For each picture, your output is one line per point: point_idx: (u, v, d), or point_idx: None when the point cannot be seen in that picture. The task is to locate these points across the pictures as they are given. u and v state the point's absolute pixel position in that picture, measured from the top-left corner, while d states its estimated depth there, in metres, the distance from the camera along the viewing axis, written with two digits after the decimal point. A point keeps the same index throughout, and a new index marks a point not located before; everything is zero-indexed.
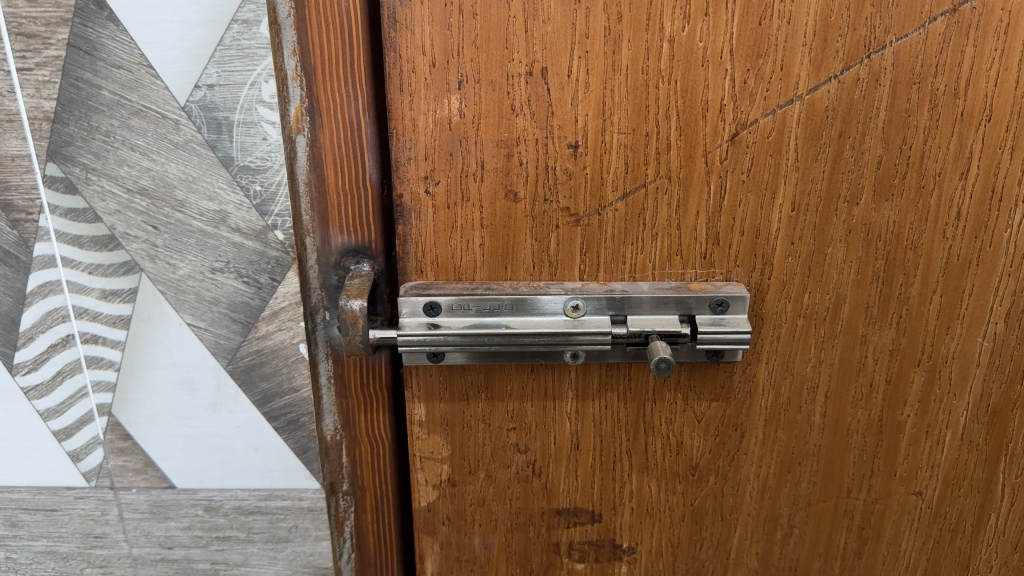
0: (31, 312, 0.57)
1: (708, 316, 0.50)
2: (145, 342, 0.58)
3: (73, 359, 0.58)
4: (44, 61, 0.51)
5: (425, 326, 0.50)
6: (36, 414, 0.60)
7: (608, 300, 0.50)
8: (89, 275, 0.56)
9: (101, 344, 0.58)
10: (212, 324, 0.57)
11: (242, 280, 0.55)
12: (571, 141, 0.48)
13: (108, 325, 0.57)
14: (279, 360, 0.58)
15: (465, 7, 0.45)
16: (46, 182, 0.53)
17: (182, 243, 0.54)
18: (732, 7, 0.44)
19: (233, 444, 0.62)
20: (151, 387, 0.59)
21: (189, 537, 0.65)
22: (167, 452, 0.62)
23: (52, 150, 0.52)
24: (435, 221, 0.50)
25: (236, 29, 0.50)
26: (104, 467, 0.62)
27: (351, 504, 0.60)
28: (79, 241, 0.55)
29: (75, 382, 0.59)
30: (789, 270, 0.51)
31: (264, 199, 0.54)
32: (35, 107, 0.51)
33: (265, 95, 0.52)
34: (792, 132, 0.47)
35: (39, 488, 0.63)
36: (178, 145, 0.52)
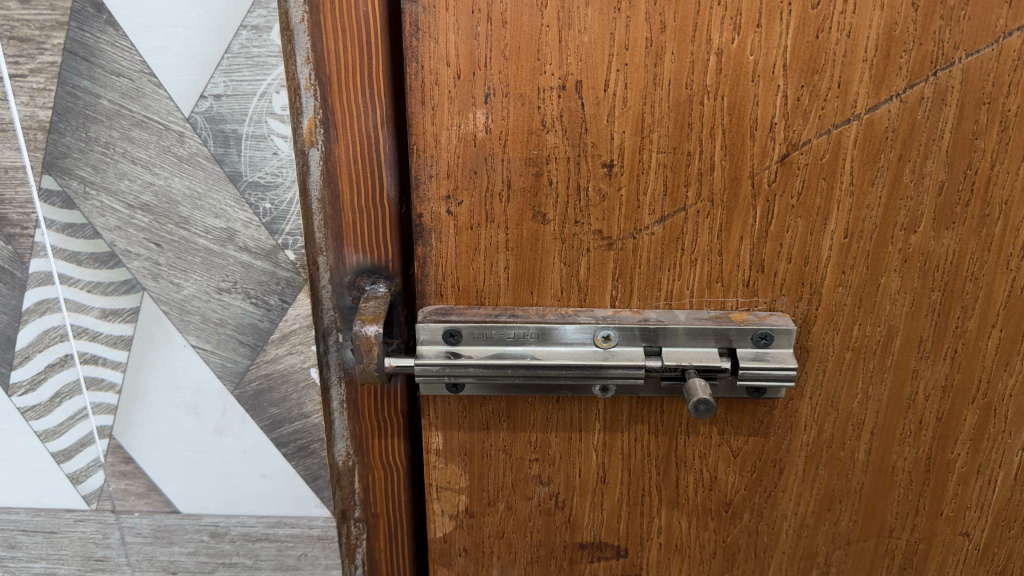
0: (27, 328, 0.50)
1: (750, 350, 0.47)
2: (146, 365, 0.51)
3: (71, 380, 0.52)
4: (38, 67, 0.44)
5: (446, 355, 0.47)
6: (35, 435, 0.54)
7: (641, 331, 0.47)
8: (87, 294, 0.49)
9: (101, 365, 0.51)
10: (218, 347, 0.50)
11: (251, 302, 0.49)
12: (606, 160, 0.44)
13: (108, 346, 0.51)
14: (288, 385, 0.52)
15: (494, 15, 0.41)
16: (41, 197, 0.46)
17: (186, 262, 0.48)
18: (788, 18, 0.40)
19: (240, 469, 0.55)
20: (152, 410, 0.53)
21: (195, 562, 0.59)
22: (170, 476, 0.56)
23: (48, 162, 0.45)
24: (457, 243, 0.47)
25: (246, 34, 0.43)
26: (105, 490, 0.56)
27: (363, 531, 0.57)
28: (77, 258, 0.48)
29: (73, 405, 0.53)
30: (838, 301, 0.47)
31: (276, 219, 0.47)
32: (29, 116, 0.45)
33: (277, 107, 0.44)
34: (847, 154, 0.43)
35: (36, 509, 0.57)
36: (182, 159, 0.45)
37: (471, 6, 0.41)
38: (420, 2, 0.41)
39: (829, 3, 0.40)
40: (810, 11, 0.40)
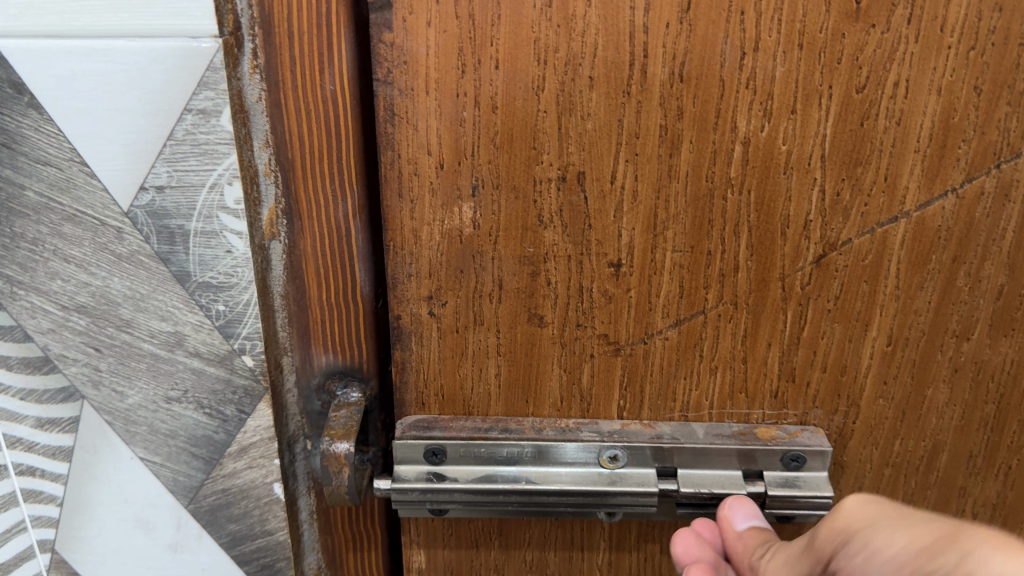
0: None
1: (779, 473, 0.41)
2: (89, 475, 0.44)
3: (6, 492, 0.45)
4: None
5: (427, 477, 0.41)
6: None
7: (652, 451, 0.41)
8: (21, 402, 0.42)
9: (39, 478, 0.44)
10: (168, 460, 0.43)
11: (205, 412, 0.42)
12: (612, 259, 0.38)
13: (46, 457, 0.44)
14: (249, 501, 0.45)
15: (483, 100, 0.35)
16: None
17: (130, 368, 0.41)
18: (827, 103, 0.34)
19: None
20: (96, 525, 0.45)
21: None
22: None
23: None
24: (441, 347, 0.41)
25: (191, 119, 0.36)
26: None
27: None
28: (5, 362, 0.41)
29: (9, 518, 0.46)
30: (878, 414, 0.41)
31: (231, 323, 0.40)
32: None
33: (231, 201, 0.38)
34: (893, 255, 0.37)
35: None
36: (122, 257, 0.39)
37: (455, 89, 0.35)
38: (396, 84, 0.35)
39: (877, 87, 0.34)
40: (854, 95, 0.34)
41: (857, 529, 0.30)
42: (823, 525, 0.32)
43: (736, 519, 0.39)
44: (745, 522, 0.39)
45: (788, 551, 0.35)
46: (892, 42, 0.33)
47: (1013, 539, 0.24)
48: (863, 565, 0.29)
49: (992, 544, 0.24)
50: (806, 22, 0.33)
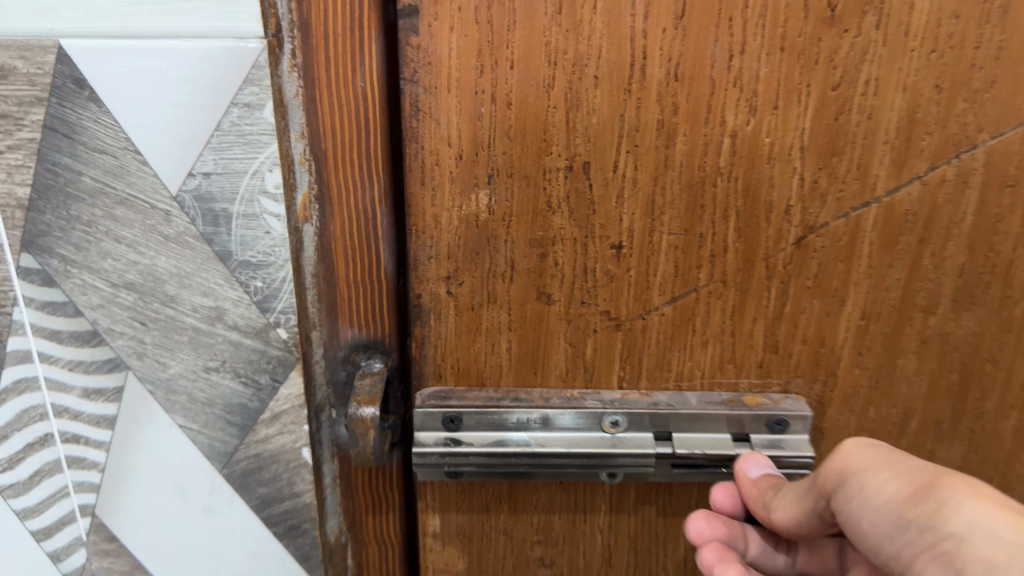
0: (4, 408, 0.46)
1: (764, 435, 0.44)
2: (129, 443, 0.47)
3: (51, 459, 0.48)
4: (16, 144, 0.40)
5: (444, 442, 0.44)
6: (10, 515, 0.49)
7: (650, 416, 0.44)
8: (70, 372, 0.46)
9: (83, 445, 0.47)
10: (205, 426, 0.47)
11: (240, 381, 0.47)
12: (614, 241, 0.41)
13: (91, 425, 0.47)
14: (279, 465, 0.49)
15: (499, 96, 0.37)
16: (19, 275, 0.43)
17: (173, 340, 0.45)
18: (806, 100, 0.37)
19: (226, 549, 0.50)
20: (133, 489, 0.48)
21: None
22: (152, 559, 0.50)
23: (26, 240, 0.42)
24: (456, 325, 0.43)
25: (236, 112, 0.40)
26: (88, 569, 0.51)
27: None
28: (58, 335, 0.45)
29: (53, 483, 0.48)
30: (855, 381, 0.44)
31: (268, 298, 0.45)
32: (7, 193, 0.41)
33: (271, 186, 0.42)
34: (866, 236, 0.40)
35: None
36: (168, 239, 0.43)
37: (474, 87, 0.37)
38: (420, 82, 0.37)
39: (850, 85, 0.37)
40: (829, 93, 0.37)
41: (852, 470, 0.34)
42: (826, 466, 0.35)
43: (749, 469, 0.42)
44: (758, 471, 0.42)
45: (798, 489, 0.39)
46: (864, 44, 0.36)
47: (982, 490, 0.29)
48: (858, 509, 0.33)
49: (966, 496, 0.29)
50: (787, 28, 0.36)
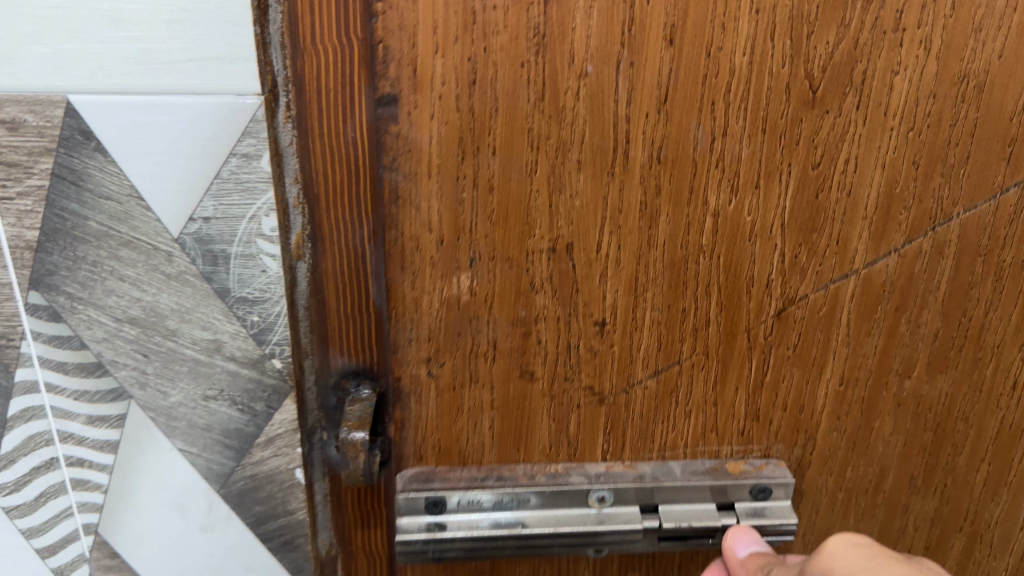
0: (12, 434, 0.48)
1: (747, 503, 0.43)
2: (131, 466, 0.49)
3: (56, 482, 0.49)
4: (26, 190, 0.42)
5: (429, 528, 0.41)
6: (19, 533, 0.50)
7: (636, 490, 0.42)
8: (74, 401, 0.47)
9: (87, 468, 0.49)
10: (204, 450, 0.49)
11: (236, 408, 0.48)
12: (597, 318, 0.38)
13: (94, 449, 0.48)
14: (273, 485, 0.50)
15: (480, 180, 0.35)
16: (28, 310, 0.44)
17: (173, 370, 0.47)
18: (787, 178, 0.36)
19: (224, 564, 0.52)
20: (135, 509, 0.50)
21: None
22: (156, 570, 0.52)
23: (36, 280, 0.44)
24: (437, 404, 0.40)
25: (235, 162, 0.42)
26: None
27: None
28: (63, 367, 0.46)
29: (57, 504, 0.50)
30: (832, 444, 0.43)
31: (263, 331, 0.47)
32: (17, 237, 0.43)
33: (267, 228, 0.44)
34: (844, 307, 0.40)
35: None
36: (170, 277, 0.44)
37: (455, 172, 0.34)
38: (398, 170, 0.34)
39: (830, 163, 0.36)
40: (810, 170, 0.36)
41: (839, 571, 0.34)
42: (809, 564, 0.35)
43: (737, 548, 0.41)
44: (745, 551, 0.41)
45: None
46: (844, 125, 0.36)
47: None
48: None
49: None
50: (770, 109, 0.35)
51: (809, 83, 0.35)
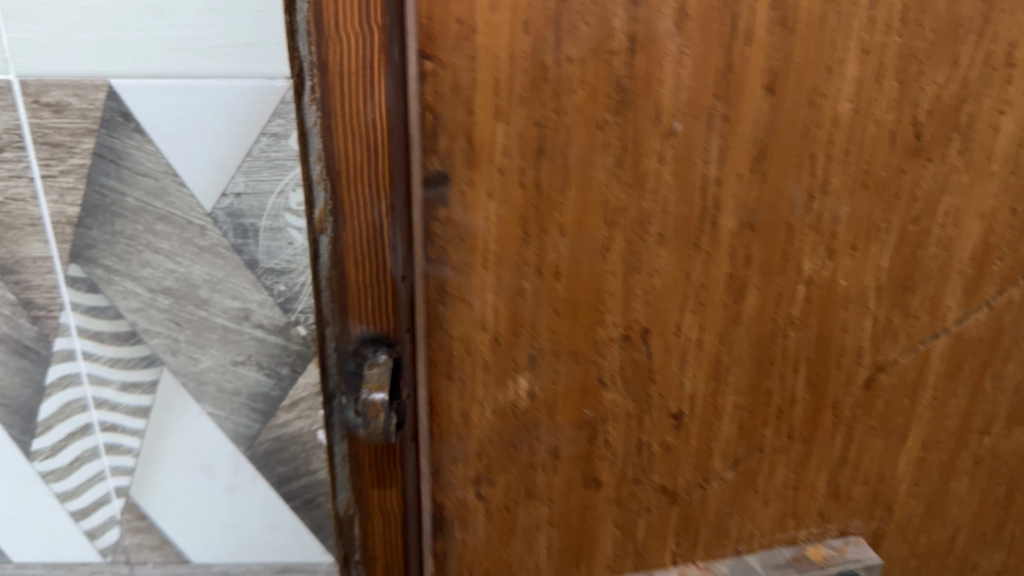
0: (50, 402, 0.46)
1: None
2: (159, 429, 0.47)
3: (90, 446, 0.47)
4: (68, 169, 0.41)
5: None
6: (52, 498, 0.49)
7: None
8: (109, 368, 0.45)
9: (120, 433, 0.47)
10: (231, 413, 0.47)
11: (263, 372, 0.46)
12: (672, 408, 0.29)
13: (128, 415, 0.47)
14: (296, 446, 0.48)
15: (548, 268, 0.26)
16: (67, 282, 0.43)
17: (205, 338, 0.45)
18: (884, 236, 0.28)
19: (246, 521, 0.50)
20: (163, 471, 0.48)
21: None
22: (181, 532, 0.50)
23: (74, 252, 0.42)
24: (489, 527, 0.29)
25: (265, 141, 0.40)
26: (122, 544, 0.50)
27: None
28: (99, 336, 0.44)
29: (91, 467, 0.48)
30: (907, 511, 0.34)
31: (289, 300, 0.44)
32: (59, 213, 0.42)
33: (295, 204, 0.42)
34: (929, 370, 0.32)
35: (52, 565, 0.51)
36: (203, 249, 0.43)
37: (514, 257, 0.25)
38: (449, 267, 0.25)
39: (930, 215, 0.29)
40: (907, 226, 0.29)
41: None
42: None
43: None
44: None
45: None
46: (944, 175, 0.28)
47: None
48: None
49: None
50: (871, 162, 0.27)
51: (914, 131, 0.27)
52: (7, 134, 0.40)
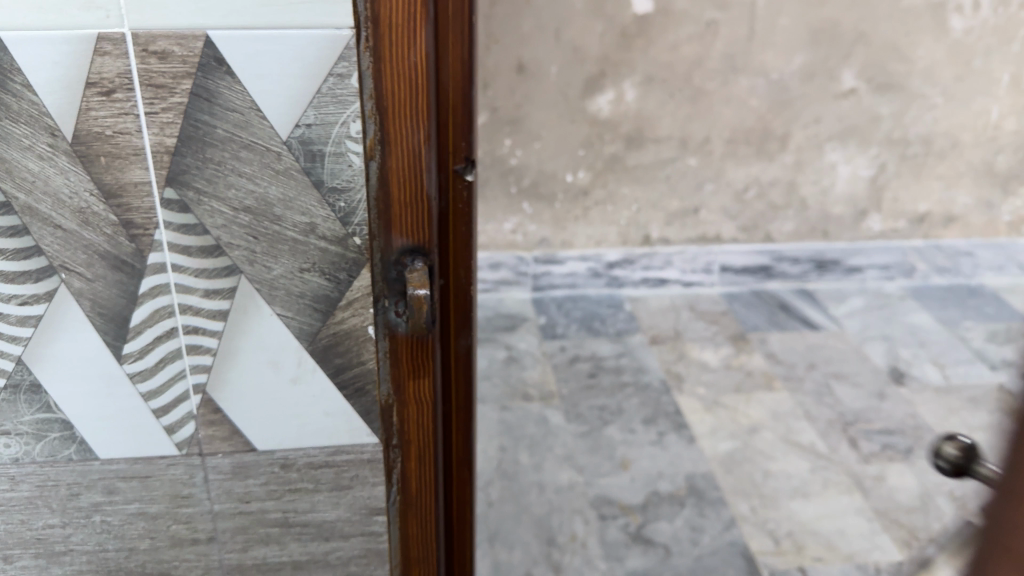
0: (143, 308, 0.78)
1: None
2: (250, 335, 0.80)
3: (162, 283, 0.77)
4: (168, 105, 0.69)
5: None
6: (136, 398, 0.83)
7: None
8: (194, 276, 0.77)
9: (200, 320, 0.79)
10: (298, 313, 0.79)
11: (324, 276, 0.78)
12: None
13: (200, 296, 0.77)
14: (349, 337, 0.80)
15: None
16: (163, 204, 0.73)
17: (280, 246, 0.76)
18: None
19: (310, 411, 0.85)
20: (245, 365, 0.82)
21: (266, 445, 0.88)
22: (254, 402, 0.84)
23: (171, 179, 0.72)
24: None
25: (332, 81, 0.69)
26: (193, 411, 0.85)
27: (398, 455, 0.74)
28: (188, 249, 0.75)
29: (160, 302, 0.78)
30: None
31: (347, 215, 0.75)
32: (159, 143, 0.71)
33: (353, 134, 0.71)
34: None
35: (135, 455, 0.87)
36: (279, 173, 0.73)
37: None
38: None
39: None
40: None
41: None
42: None
43: None
44: None
45: None
46: None
47: None
48: None
49: None
50: None
51: None
52: (121, 79, 0.67)
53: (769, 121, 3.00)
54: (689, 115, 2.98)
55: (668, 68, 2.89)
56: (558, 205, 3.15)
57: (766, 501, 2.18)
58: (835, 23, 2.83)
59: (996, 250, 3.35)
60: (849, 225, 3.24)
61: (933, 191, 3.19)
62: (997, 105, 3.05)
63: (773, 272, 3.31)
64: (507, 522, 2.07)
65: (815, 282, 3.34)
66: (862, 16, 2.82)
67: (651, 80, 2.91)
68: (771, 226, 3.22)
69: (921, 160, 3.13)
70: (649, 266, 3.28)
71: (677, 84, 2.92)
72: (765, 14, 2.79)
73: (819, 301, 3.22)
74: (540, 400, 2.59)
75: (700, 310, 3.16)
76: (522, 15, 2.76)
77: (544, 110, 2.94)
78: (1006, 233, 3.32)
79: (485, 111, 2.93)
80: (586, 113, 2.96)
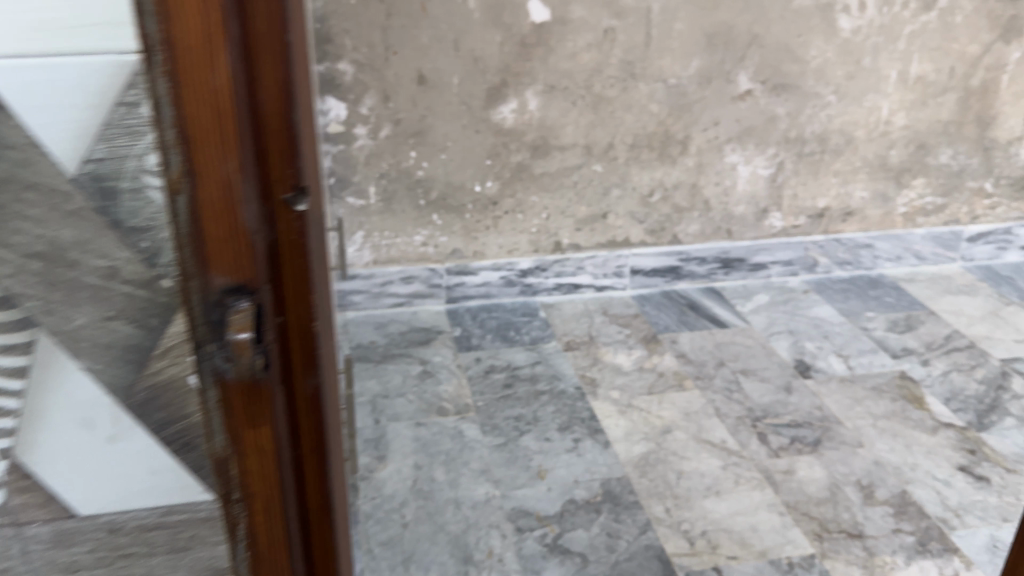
0: None
1: None
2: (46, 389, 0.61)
3: None
4: None
5: None
6: None
7: None
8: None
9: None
10: (106, 364, 0.61)
11: (133, 324, 0.61)
12: None
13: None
14: (171, 392, 0.63)
15: None
16: None
17: (75, 297, 0.59)
18: None
19: (132, 470, 0.66)
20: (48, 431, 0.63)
21: (88, 542, 0.68)
22: (64, 486, 0.65)
23: None
24: None
25: (123, 110, 0.55)
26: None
27: (243, 514, 0.67)
28: None
29: None
30: None
31: (154, 254, 0.59)
32: None
33: (151, 164, 0.56)
34: None
35: None
36: (66, 215, 0.58)
37: None
38: None
39: None
40: None
41: None
42: None
43: None
44: None
45: None
46: None
47: None
48: None
49: None
50: None
51: None
52: None
53: (669, 125, 3.06)
54: (591, 123, 3.01)
55: (569, 76, 2.90)
56: (468, 216, 3.12)
57: (680, 501, 2.19)
58: (729, 27, 2.89)
59: (893, 242, 3.46)
60: (752, 223, 3.31)
61: (830, 187, 3.28)
62: (887, 101, 3.15)
63: (681, 273, 3.35)
64: (422, 543, 2.03)
65: (722, 280, 3.40)
66: (754, 19, 2.90)
67: (553, 88, 2.91)
68: (679, 228, 3.27)
69: (818, 157, 3.21)
70: (562, 273, 3.27)
71: (578, 92, 2.94)
72: (661, 21, 2.84)
73: (727, 299, 3.28)
74: (456, 414, 2.53)
75: (614, 314, 3.16)
76: (420, 26, 2.73)
77: (448, 121, 2.92)
78: (901, 225, 3.44)
79: (387, 123, 2.89)
80: (491, 123, 2.95)
